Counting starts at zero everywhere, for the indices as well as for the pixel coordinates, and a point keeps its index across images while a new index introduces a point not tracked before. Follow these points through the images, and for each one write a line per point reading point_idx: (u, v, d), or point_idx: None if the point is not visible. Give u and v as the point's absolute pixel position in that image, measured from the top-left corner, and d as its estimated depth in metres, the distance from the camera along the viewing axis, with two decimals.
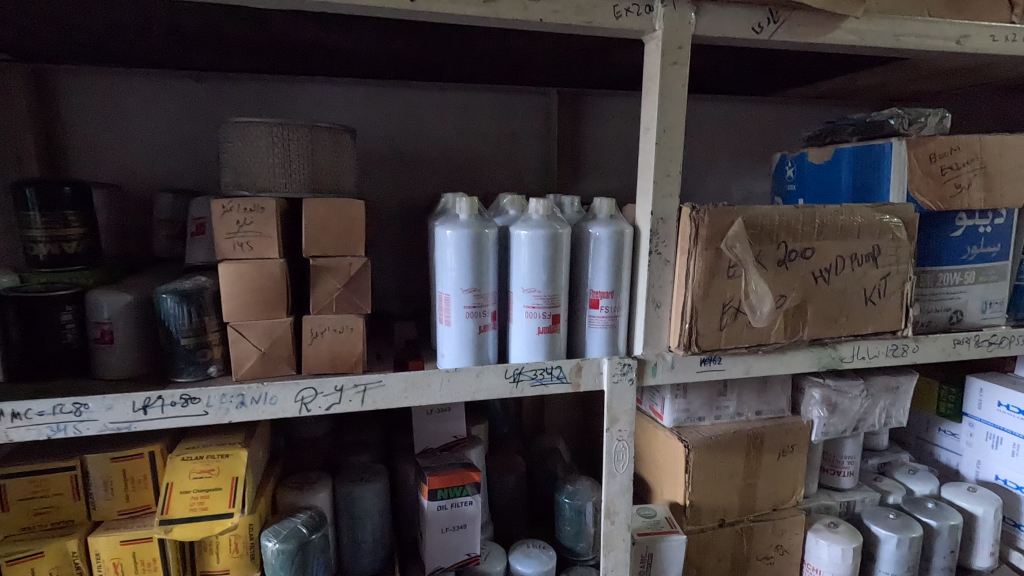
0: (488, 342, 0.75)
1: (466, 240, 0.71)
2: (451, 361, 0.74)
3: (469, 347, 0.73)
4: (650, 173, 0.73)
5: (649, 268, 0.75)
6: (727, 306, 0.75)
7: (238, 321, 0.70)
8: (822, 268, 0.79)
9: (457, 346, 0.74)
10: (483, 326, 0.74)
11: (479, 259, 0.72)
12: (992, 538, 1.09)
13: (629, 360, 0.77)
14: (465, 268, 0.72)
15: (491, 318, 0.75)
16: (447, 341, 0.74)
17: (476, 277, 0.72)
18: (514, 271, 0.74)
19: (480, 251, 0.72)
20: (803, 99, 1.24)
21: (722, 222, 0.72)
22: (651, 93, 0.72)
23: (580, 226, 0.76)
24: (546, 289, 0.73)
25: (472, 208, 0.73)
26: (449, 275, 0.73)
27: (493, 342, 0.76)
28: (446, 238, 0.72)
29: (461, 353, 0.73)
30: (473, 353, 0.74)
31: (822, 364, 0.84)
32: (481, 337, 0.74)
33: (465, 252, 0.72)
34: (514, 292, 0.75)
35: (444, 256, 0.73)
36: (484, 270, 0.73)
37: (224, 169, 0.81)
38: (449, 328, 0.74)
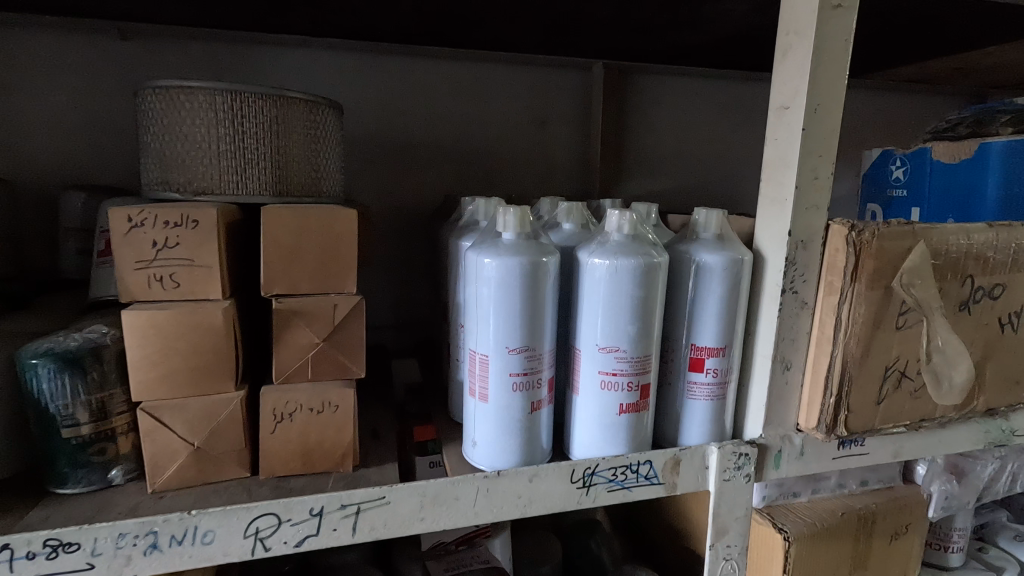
0: (542, 427, 0.50)
1: (518, 273, 0.46)
2: (488, 456, 0.49)
3: (517, 436, 0.49)
4: (790, 174, 0.49)
5: (780, 314, 0.51)
6: (891, 370, 0.51)
7: (156, 402, 0.45)
8: (1012, 311, 0.55)
9: (497, 433, 0.49)
10: (536, 404, 0.49)
11: (534, 303, 0.47)
12: None
13: (746, 448, 0.53)
14: (513, 317, 0.47)
15: (548, 390, 0.50)
16: (482, 426, 0.49)
17: (529, 330, 0.47)
18: (582, 321, 0.49)
19: (537, 291, 0.47)
20: (893, 84, 1.01)
21: (896, 250, 0.48)
22: (795, 54, 0.47)
23: (678, 251, 0.52)
24: (633, 350, 0.48)
25: (522, 223, 0.48)
26: (487, 327, 0.48)
27: (548, 423, 0.51)
28: (484, 271, 0.47)
29: (503, 445, 0.49)
30: (522, 443, 0.49)
31: (987, 440, 0.61)
32: (533, 419, 0.49)
33: (515, 293, 0.47)
34: (581, 353, 0.50)
35: (480, 298, 0.48)
36: (541, 318, 0.48)
37: (144, 157, 0.54)
38: (487, 406, 0.49)
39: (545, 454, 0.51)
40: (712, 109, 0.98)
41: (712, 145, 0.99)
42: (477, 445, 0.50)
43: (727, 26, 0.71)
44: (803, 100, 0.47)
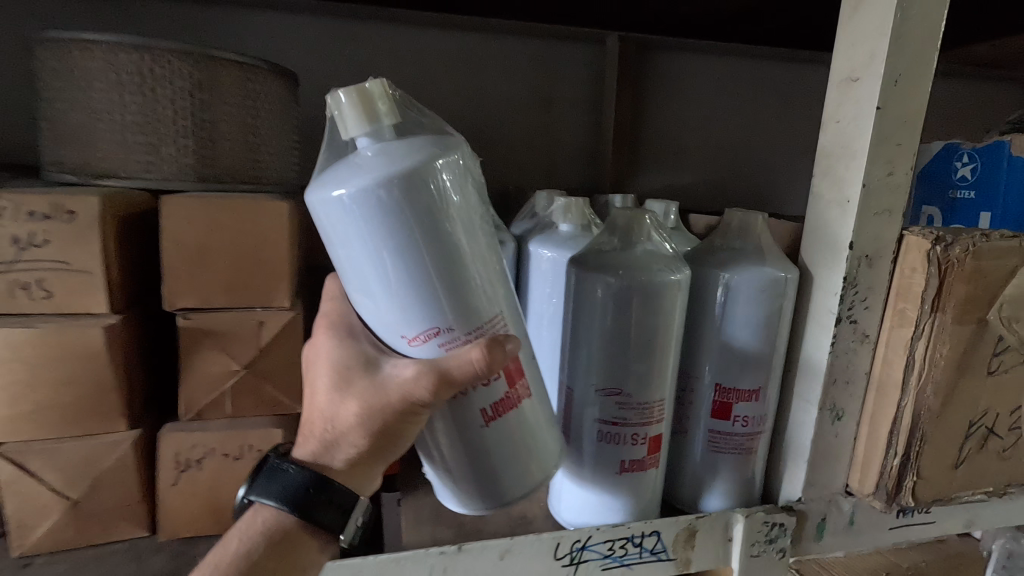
0: (514, 451, 0.31)
1: (385, 201, 0.27)
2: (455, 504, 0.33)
3: (476, 465, 0.31)
4: (854, 169, 0.37)
5: (834, 349, 0.39)
6: (975, 426, 0.40)
7: (20, 445, 0.35)
8: None
9: (457, 471, 0.32)
10: (487, 417, 0.30)
11: (434, 246, 0.28)
12: None
13: (782, 517, 0.41)
14: (402, 277, 0.28)
15: (515, 382, 0.31)
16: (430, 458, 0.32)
17: (437, 298, 0.28)
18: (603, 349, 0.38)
19: (434, 218, 0.27)
20: (955, 69, 0.88)
21: (994, 271, 0.37)
22: (871, 9, 0.36)
23: (702, 263, 0.40)
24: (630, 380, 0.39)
25: (374, 112, 0.28)
26: (375, 307, 0.29)
27: (537, 435, 0.32)
28: (328, 213, 0.28)
29: (464, 486, 0.32)
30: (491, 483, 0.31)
31: None
32: (492, 437, 0.31)
33: (388, 232, 0.27)
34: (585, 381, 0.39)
35: (348, 263, 0.29)
36: (458, 278, 0.28)
37: (40, 132, 0.44)
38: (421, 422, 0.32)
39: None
40: (743, 95, 0.85)
41: (744, 134, 0.87)
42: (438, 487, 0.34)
43: None
44: (880, 69, 0.35)
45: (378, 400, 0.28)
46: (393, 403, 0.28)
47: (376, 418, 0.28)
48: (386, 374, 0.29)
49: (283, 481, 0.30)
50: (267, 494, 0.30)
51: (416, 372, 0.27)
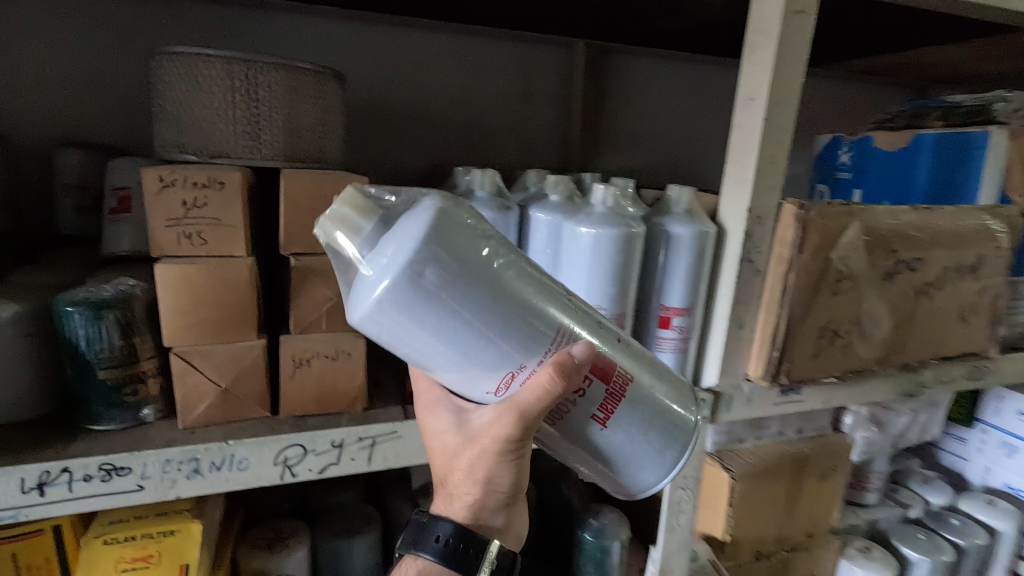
0: (635, 428, 0.44)
1: (399, 299, 0.37)
2: (636, 481, 0.46)
3: (623, 445, 0.44)
4: (751, 159, 0.56)
5: (738, 280, 0.59)
6: (825, 329, 0.60)
7: (186, 347, 0.49)
8: (927, 282, 0.65)
9: (615, 469, 0.45)
10: (600, 422, 0.43)
11: (462, 307, 0.38)
12: (1010, 553, 1.06)
13: (704, 394, 0.62)
14: (457, 349, 0.39)
15: (608, 380, 0.43)
16: (595, 468, 0.46)
17: (489, 349, 0.39)
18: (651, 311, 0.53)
19: (443, 292, 0.37)
20: (847, 74, 1.10)
21: (835, 226, 0.57)
22: (761, 51, 0.54)
23: (653, 222, 0.59)
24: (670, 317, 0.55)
25: (353, 230, 0.39)
26: (457, 377, 0.41)
27: (650, 402, 0.44)
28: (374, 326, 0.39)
29: (628, 472, 0.45)
30: (639, 456, 0.45)
31: (901, 390, 0.72)
32: (614, 431, 0.44)
33: (422, 322, 0.38)
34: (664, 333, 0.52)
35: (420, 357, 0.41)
36: (496, 322, 0.39)
37: (158, 121, 0.56)
38: (568, 446, 0.45)
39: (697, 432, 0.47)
40: (682, 91, 1.05)
41: (683, 124, 1.06)
42: (602, 480, 0.47)
43: (704, 13, 0.77)
44: (766, 92, 0.54)
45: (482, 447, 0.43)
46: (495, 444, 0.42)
47: (486, 460, 0.44)
48: (483, 425, 0.43)
49: (432, 540, 0.45)
50: (422, 549, 0.45)
51: (500, 421, 0.41)
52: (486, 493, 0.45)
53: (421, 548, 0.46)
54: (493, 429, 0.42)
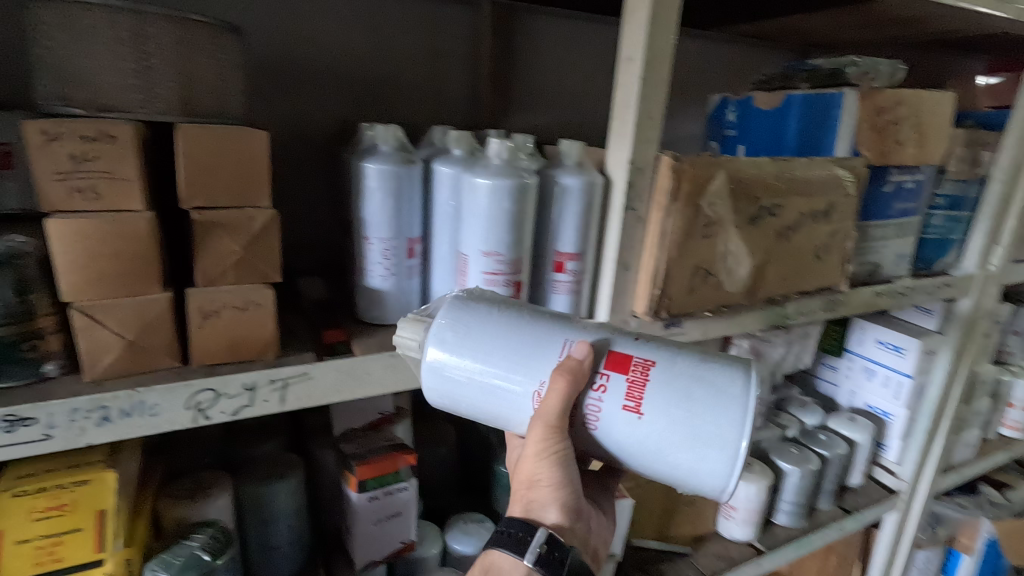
0: (678, 403, 0.47)
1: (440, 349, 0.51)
2: (717, 462, 0.47)
3: (678, 422, 0.47)
4: (631, 115, 0.62)
5: (622, 226, 0.66)
6: (698, 268, 0.69)
7: (87, 302, 0.49)
8: (784, 225, 0.75)
9: (689, 457, 0.47)
10: (634, 414, 0.48)
11: (489, 352, 0.51)
12: (865, 460, 1.26)
13: None
14: (493, 372, 0.50)
15: (627, 369, 0.49)
16: (677, 466, 0.48)
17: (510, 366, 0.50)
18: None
19: (467, 342, 0.51)
20: (737, 38, 1.18)
21: (704, 176, 0.64)
22: (638, 15, 0.59)
23: (546, 174, 0.65)
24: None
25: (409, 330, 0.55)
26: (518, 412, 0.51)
27: (680, 375, 0.48)
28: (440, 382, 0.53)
29: (704, 456, 0.47)
30: (702, 428, 0.47)
31: (768, 322, 0.83)
32: (656, 413, 0.48)
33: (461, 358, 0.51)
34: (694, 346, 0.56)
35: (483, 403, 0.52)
36: (510, 345, 0.51)
37: (37, 71, 0.54)
38: (641, 453, 0.49)
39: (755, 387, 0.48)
40: (588, 52, 1.09)
41: (590, 84, 1.11)
42: (689, 479, 0.49)
43: None
44: (642, 54, 0.59)
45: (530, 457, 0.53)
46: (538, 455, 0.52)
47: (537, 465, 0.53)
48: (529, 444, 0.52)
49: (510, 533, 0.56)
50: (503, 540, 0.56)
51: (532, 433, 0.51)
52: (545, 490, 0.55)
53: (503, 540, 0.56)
54: (531, 438, 0.51)
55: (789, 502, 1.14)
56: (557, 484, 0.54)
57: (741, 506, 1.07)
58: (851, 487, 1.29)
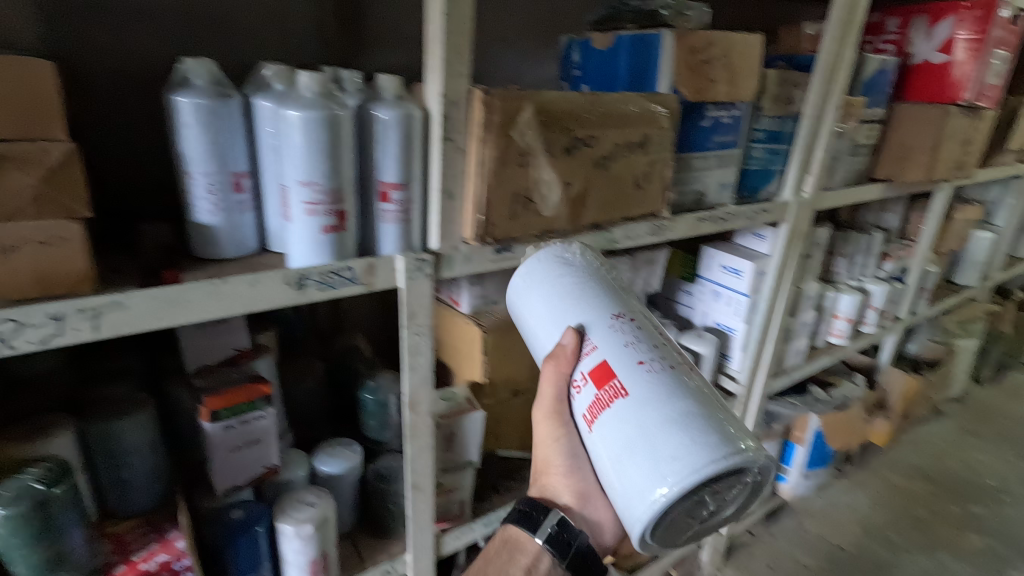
0: (635, 437, 0.67)
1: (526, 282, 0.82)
2: (642, 504, 0.66)
3: (626, 447, 0.68)
4: (438, 49, 0.66)
5: (442, 156, 0.71)
6: (518, 195, 0.76)
7: None
8: (601, 155, 0.83)
9: (614, 482, 0.70)
10: (592, 417, 0.73)
11: (537, 295, 0.80)
12: (710, 369, 1.44)
13: (425, 255, 0.75)
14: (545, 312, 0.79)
15: (602, 387, 0.72)
16: (610, 486, 0.71)
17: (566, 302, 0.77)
18: (716, 399, 0.72)
19: (530, 281, 0.81)
20: None
21: (512, 108, 0.71)
22: None
23: (364, 107, 0.68)
24: (752, 437, 0.69)
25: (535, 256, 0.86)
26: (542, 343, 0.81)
27: (634, 415, 0.68)
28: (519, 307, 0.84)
29: (625, 496, 0.68)
30: (636, 479, 0.67)
31: (597, 245, 0.93)
32: (613, 443, 0.69)
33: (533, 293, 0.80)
34: (714, 406, 0.70)
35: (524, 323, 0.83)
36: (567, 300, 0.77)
37: None
38: (598, 448, 0.72)
39: (692, 482, 0.63)
40: None
41: None
42: (616, 500, 0.70)
43: None
44: None
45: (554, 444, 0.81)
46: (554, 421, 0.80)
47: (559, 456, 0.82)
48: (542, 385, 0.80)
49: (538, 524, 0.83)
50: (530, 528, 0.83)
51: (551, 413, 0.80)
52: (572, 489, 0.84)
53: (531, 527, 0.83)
54: (544, 423, 0.82)
55: None
56: (568, 468, 0.84)
57: None
58: None
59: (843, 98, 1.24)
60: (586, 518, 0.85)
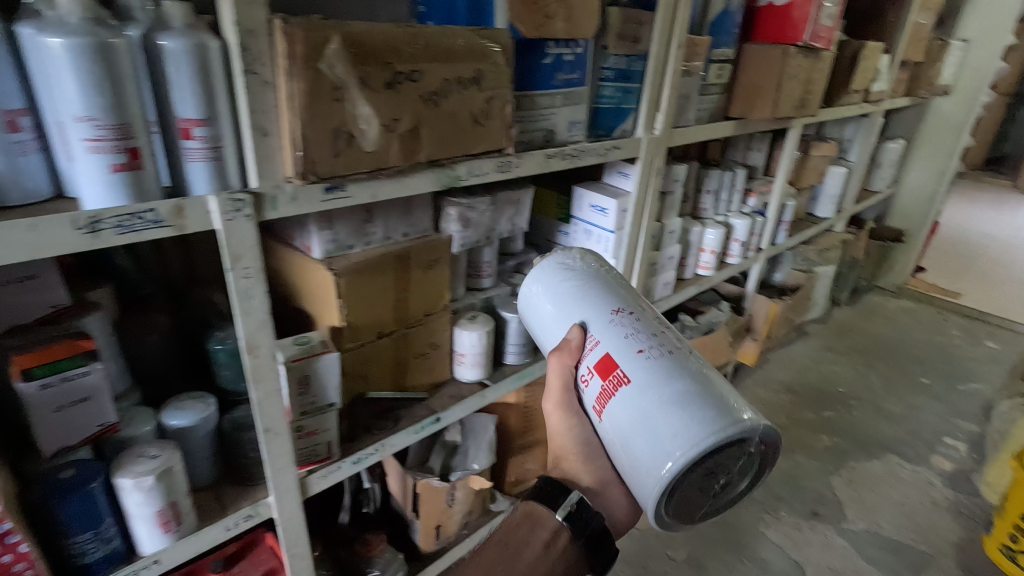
0: (643, 418, 0.83)
1: (542, 284, 1.06)
2: (655, 474, 0.80)
3: (634, 426, 0.84)
4: None
5: (247, 90, 0.69)
6: (339, 131, 0.75)
7: None
8: (430, 90, 0.83)
9: (625, 461, 0.86)
10: (602, 405, 0.89)
11: (552, 299, 1.03)
12: None
13: (242, 196, 0.73)
14: (560, 307, 1.02)
15: (607, 378, 0.89)
16: (624, 469, 0.86)
17: (562, 311, 1.02)
18: (714, 377, 0.87)
19: (544, 283, 1.06)
20: None
21: (318, 39, 0.70)
22: None
23: (149, 37, 0.64)
24: (752, 410, 0.84)
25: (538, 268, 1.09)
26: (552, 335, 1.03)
27: (636, 398, 0.85)
28: (532, 303, 1.08)
29: (636, 471, 0.84)
30: (650, 455, 0.81)
31: (442, 183, 0.96)
32: (621, 424, 0.86)
33: (548, 299, 1.04)
34: (711, 382, 0.85)
35: (539, 320, 1.06)
36: (573, 302, 1.00)
37: None
38: (607, 428, 0.89)
39: (691, 453, 0.78)
40: None
41: None
42: (634, 475, 0.84)
43: None
44: None
45: (562, 415, 0.97)
46: (560, 407, 0.97)
47: (566, 430, 0.97)
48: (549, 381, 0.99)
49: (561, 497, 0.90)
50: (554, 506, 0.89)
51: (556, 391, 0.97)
52: (585, 464, 0.96)
53: (552, 503, 0.89)
54: (554, 414, 0.98)
55: (514, 344, 1.36)
56: (581, 450, 0.96)
57: (468, 352, 1.27)
58: None
59: (686, 38, 1.31)
60: (603, 501, 0.94)
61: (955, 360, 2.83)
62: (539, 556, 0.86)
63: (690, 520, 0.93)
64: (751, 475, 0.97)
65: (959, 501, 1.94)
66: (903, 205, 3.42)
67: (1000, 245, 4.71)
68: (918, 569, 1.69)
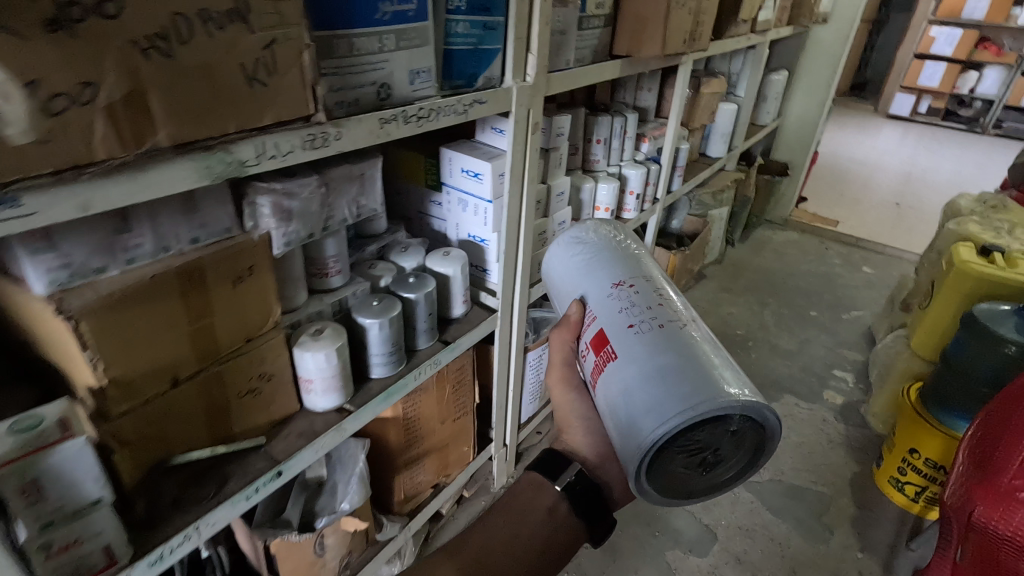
0: (628, 389, 0.85)
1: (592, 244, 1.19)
2: (633, 446, 0.81)
3: (620, 398, 0.86)
4: None
5: None
6: None
7: None
8: (148, 33, 0.52)
9: (612, 437, 0.88)
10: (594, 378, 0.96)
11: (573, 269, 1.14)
12: (462, 288, 1.30)
13: None
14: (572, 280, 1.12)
15: (598, 353, 0.96)
16: (612, 444, 0.88)
17: (571, 287, 1.12)
18: (708, 351, 0.86)
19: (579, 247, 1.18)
20: None
21: None
22: None
23: None
24: (742, 387, 0.81)
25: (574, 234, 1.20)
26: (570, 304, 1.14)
27: (619, 369, 0.89)
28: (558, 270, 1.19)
29: (618, 447, 0.86)
30: (629, 428, 0.83)
31: (215, 175, 0.65)
32: (608, 396, 0.90)
33: (569, 270, 1.15)
34: (703, 356, 0.84)
35: (560, 292, 1.18)
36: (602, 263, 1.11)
37: None
38: (599, 397, 0.93)
39: (665, 430, 0.77)
40: None
41: None
42: (616, 443, 0.86)
43: None
44: None
45: (565, 388, 1.08)
46: (562, 382, 1.09)
47: (567, 402, 1.07)
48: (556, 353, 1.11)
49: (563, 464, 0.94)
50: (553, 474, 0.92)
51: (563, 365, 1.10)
52: (581, 436, 1.02)
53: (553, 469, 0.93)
54: (557, 388, 1.09)
55: (379, 355, 1.10)
56: (580, 424, 1.04)
57: (317, 377, 1.00)
58: (454, 318, 1.32)
59: None
60: (601, 476, 0.97)
61: (837, 288, 2.95)
62: (541, 524, 0.88)
63: (684, 499, 0.91)
64: (749, 463, 0.91)
65: (850, 434, 2.01)
66: (787, 138, 3.45)
67: (866, 169, 5.03)
68: (819, 512, 1.71)
